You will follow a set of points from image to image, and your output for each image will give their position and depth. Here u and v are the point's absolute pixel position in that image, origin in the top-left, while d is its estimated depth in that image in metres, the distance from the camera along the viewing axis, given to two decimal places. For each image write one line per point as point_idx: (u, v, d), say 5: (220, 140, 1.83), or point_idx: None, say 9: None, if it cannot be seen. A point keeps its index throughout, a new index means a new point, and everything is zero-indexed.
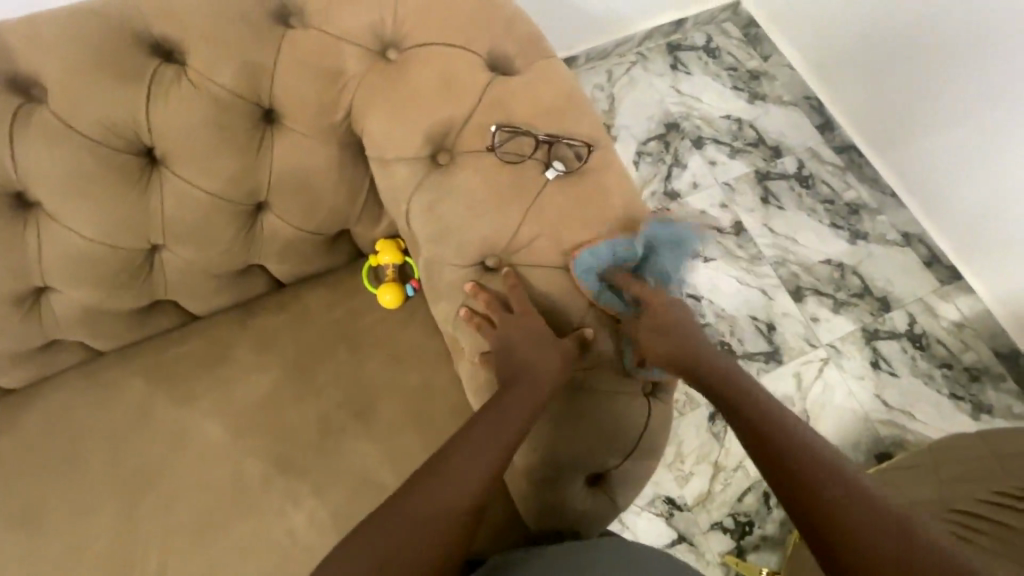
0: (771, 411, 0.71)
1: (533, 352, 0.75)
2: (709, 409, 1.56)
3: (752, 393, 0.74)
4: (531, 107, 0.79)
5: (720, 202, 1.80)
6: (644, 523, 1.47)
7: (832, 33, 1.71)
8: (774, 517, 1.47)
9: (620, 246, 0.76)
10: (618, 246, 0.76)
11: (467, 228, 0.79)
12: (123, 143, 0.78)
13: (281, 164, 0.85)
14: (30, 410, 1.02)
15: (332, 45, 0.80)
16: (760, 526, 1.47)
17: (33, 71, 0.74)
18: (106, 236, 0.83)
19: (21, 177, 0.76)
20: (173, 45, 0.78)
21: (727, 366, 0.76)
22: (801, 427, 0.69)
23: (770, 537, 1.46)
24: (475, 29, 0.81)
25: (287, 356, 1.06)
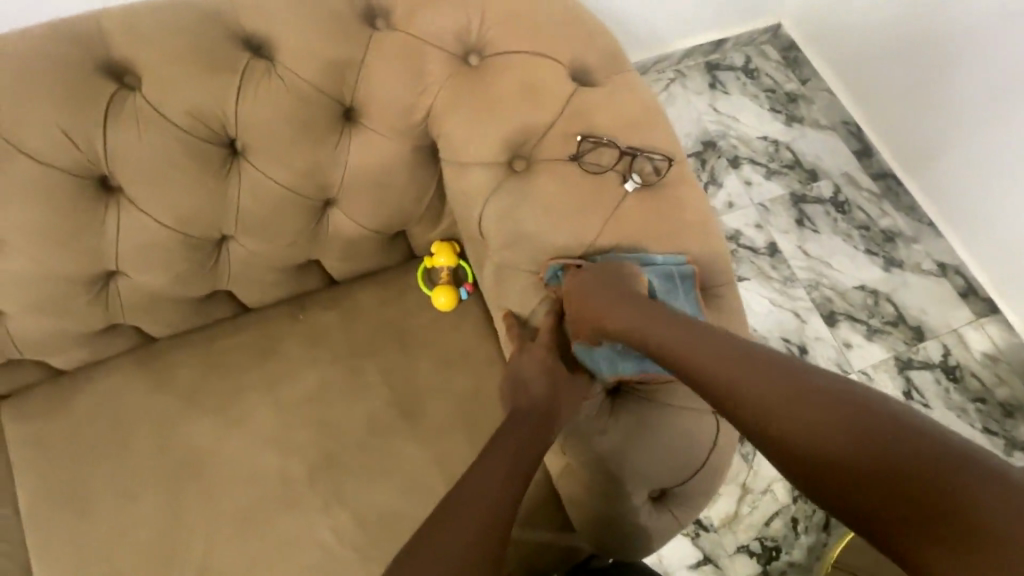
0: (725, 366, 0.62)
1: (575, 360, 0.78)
2: None
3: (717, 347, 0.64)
4: (613, 119, 0.80)
5: (755, 222, 1.80)
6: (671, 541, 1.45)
7: (870, 58, 1.73)
8: (802, 543, 1.45)
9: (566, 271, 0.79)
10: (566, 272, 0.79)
11: (543, 234, 0.80)
12: (209, 133, 0.79)
13: (356, 162, 0.86)
14: (82, 392, 1.02)
15: (419, 48, 0.81)
16: (788, 552, 1.45)
17: (134, 59, 0.75)
18: (181, 223, 0.83)
19: (109, 161, 0.77)
20: (265, 40, 0.79)
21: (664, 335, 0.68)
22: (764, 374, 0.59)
23: (798, 564, 1.44)
24: (559, 41, 0.82)
25: (339, 353, 1.06)
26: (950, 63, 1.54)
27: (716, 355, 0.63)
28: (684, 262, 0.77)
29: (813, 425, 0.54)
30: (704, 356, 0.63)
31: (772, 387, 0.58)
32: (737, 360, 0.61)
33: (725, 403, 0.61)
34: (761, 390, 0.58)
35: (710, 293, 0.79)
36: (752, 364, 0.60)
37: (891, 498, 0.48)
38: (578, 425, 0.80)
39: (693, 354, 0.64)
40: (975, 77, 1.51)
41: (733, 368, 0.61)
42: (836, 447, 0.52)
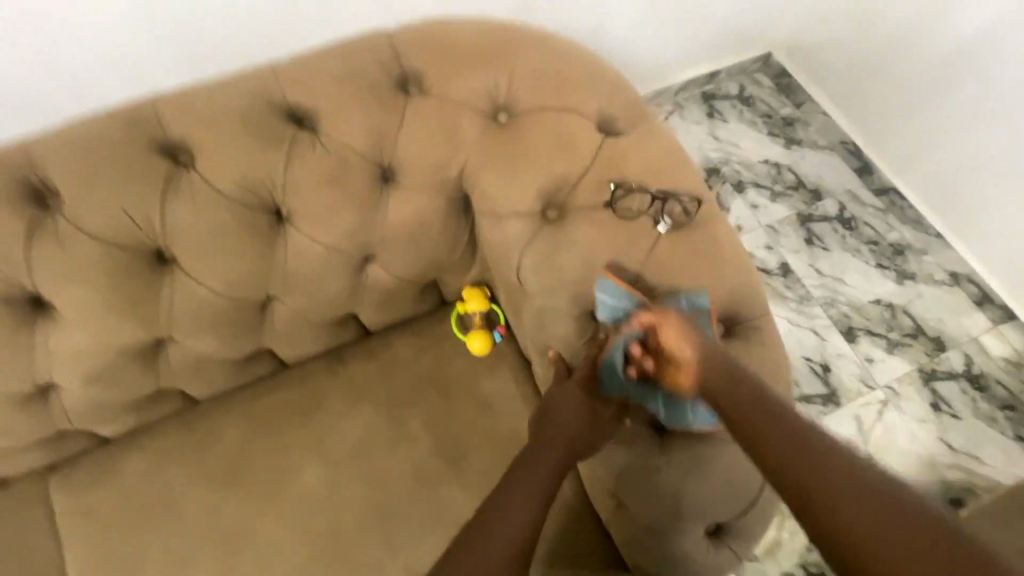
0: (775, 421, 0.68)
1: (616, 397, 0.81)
2: None
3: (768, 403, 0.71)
4: (642, 165, 0.84)
5: (766, 244, 1.83)
6: None
7: (864, 78, 1.79)
8: None
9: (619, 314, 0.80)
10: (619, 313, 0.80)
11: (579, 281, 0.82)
12: (258, 202, 0.83)
13: (395, 219, 0.90)
14: (130, 458, 1.03)
15: (453, 110, 0.86)
16: None
17: (188, 139, 0.79)
18: (232, 288, 0.86)
19: (165, 235, 0.80)
20: (307, 112, 0.83)
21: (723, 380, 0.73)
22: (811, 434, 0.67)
23: None
24: (583, 95, 0.87)
25: (380, 403, 1.07)
26: (948, 78, 1.60)
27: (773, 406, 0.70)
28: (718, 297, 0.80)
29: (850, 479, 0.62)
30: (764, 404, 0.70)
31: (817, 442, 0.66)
32: (786, 422, 0.68)
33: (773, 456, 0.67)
34: (814, 452, 0.65)
35: (748, 326, 0.82)
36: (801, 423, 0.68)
37: (912, 553, 0.56)
38: (630, 463, 0.80)
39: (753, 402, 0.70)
40: (970, 91, 1.57)
41: (787, 430, 0.67)
42: (870, 520, 0.59)
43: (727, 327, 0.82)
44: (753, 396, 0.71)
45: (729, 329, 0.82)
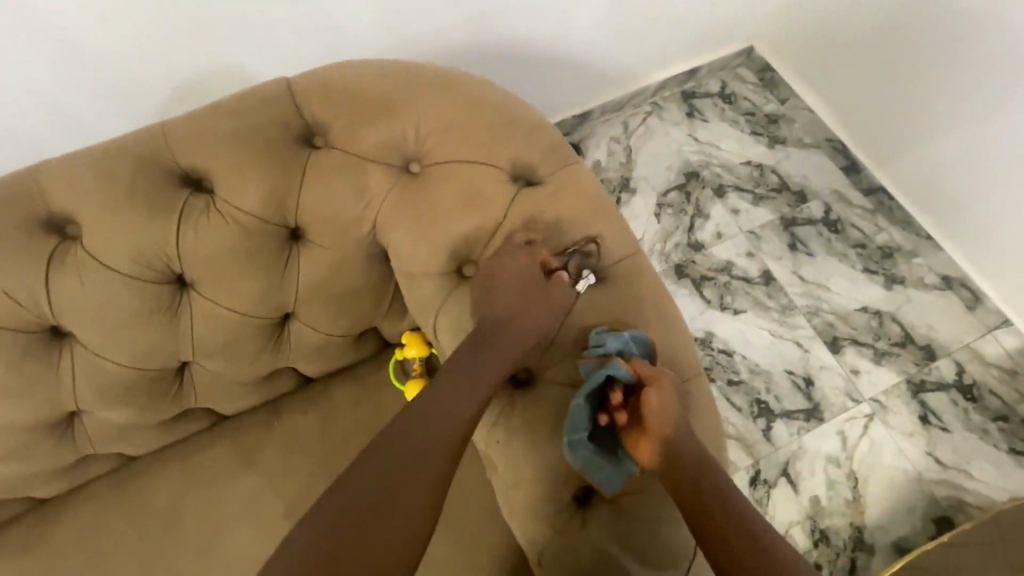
0: (711, 487, 0.68)
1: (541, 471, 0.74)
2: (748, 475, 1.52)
3: (706, 462, 0.69)
4: (561, 218, 0.78)
5: (746, 251, 1.75)
6: None
7: (848, 77, 1.71)
8: None
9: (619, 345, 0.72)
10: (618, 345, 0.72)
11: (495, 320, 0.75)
12: (154, 273, 0.79)
13: (308, 278, 0.85)
14: (61, 522, 1.00)
15: (357, 164, 0.80)
16: None
17: (76, 212, 0.76)
18: (137, 360, 0.83)
19: (56, 313, 0.77)
20: (202, 173, 0.79)
21: (690, 445, 0.69)
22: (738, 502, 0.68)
23: None
24: (498, 142, 0.81)
25: (316, 458, 1.03)
26: (930, 74, 1.52)
27: (718, 485, 0.68)
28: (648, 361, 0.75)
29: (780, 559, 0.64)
30: (706, 479, 0.68)
31: (750, 521, 0.66)
32: (719, 487, 0.68)
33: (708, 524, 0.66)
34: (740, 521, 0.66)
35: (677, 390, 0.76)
36: (737, 501, 0.68)
37: None
38: (551, 539, 0.75)
39: (700, 479, 0.68)
40: (952, 88, 1.49)
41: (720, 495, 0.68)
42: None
43: None
44: (694, 458, 0.69)
45: None
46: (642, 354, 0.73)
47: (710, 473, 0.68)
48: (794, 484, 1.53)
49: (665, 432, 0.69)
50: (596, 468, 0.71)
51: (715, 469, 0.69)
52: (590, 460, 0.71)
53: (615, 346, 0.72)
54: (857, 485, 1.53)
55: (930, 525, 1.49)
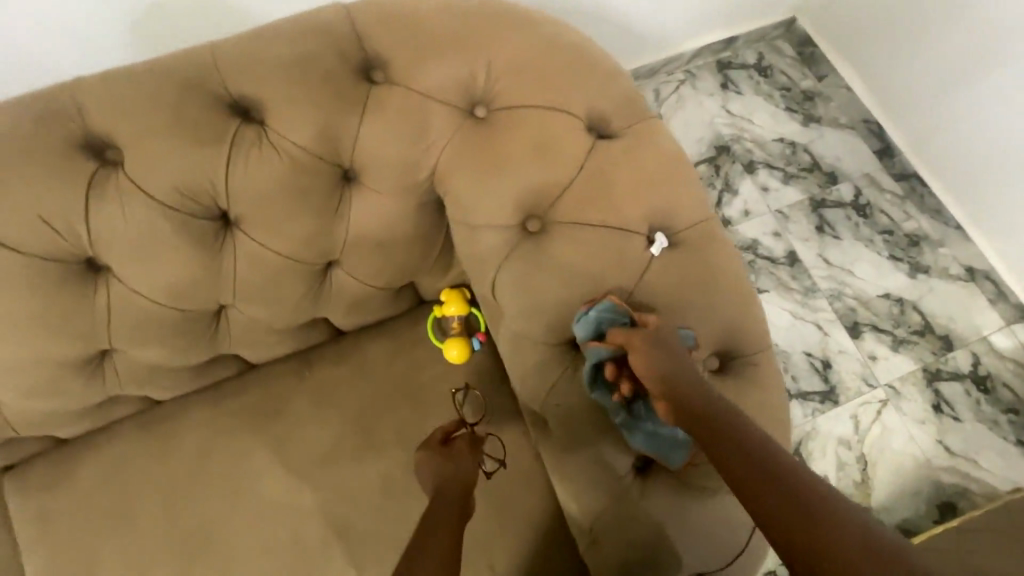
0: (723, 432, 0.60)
1: (601, 434, 0.74)
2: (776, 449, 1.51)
3: (718, 410, 0.62)
4: (635, 177, 0.74)
5: (774, 230, 1.69)
6: None
7: (887, 51, 1.62)
8: None
9: (603, 318, 0.70)
10: (603, 317, 0.70)
11: (562, 282, 0.73)
12: (200, 208, 0.74)
13: (358, 223, 0.80)
14: (85, 463, 0.97)
15: (420, 104, 0.74)
16: None
17: (117, 135, 0.70)
18: (176, 299, 0.79)
19: (93, 243, 0.72)
20: (253, 103, 0.73)
21: (698, 395, 0.64)
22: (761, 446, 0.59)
23: None
24: (572, 90, 0.75)
25: (348, 412, 0.99)
26: (972, 54, 1.44)
27: (745, 443, 0.59)
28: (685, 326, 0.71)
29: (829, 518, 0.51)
30: (727, 435, 0.60)
31: (788, 479, 0.56)
32: (736, 431, 0.60)
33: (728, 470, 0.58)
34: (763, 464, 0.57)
35: (746, 362, 0.74)
36: (771, 458, 0.58)
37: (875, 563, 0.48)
38: (608, 504, 0.74)
39: (716, 436, 0.60)
40: (995, 70, 1.41)
41: (735, 438, 0.60)
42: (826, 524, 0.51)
43: (721, 362, 0.74)
44: (701, 405, 0.62)
45: (724, 365, 0.74)
46: (614, 318, 0.70)
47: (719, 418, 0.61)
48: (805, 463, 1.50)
49: (668, 388, 0.64)
50: (652, 444, 0.69)
51: (732, 416, 0.62)
52: (641, 439, 0.70)
53: (591, 326, 0.70)
54: (867, 467, 1.49)
55: (934, 510, 1.46)
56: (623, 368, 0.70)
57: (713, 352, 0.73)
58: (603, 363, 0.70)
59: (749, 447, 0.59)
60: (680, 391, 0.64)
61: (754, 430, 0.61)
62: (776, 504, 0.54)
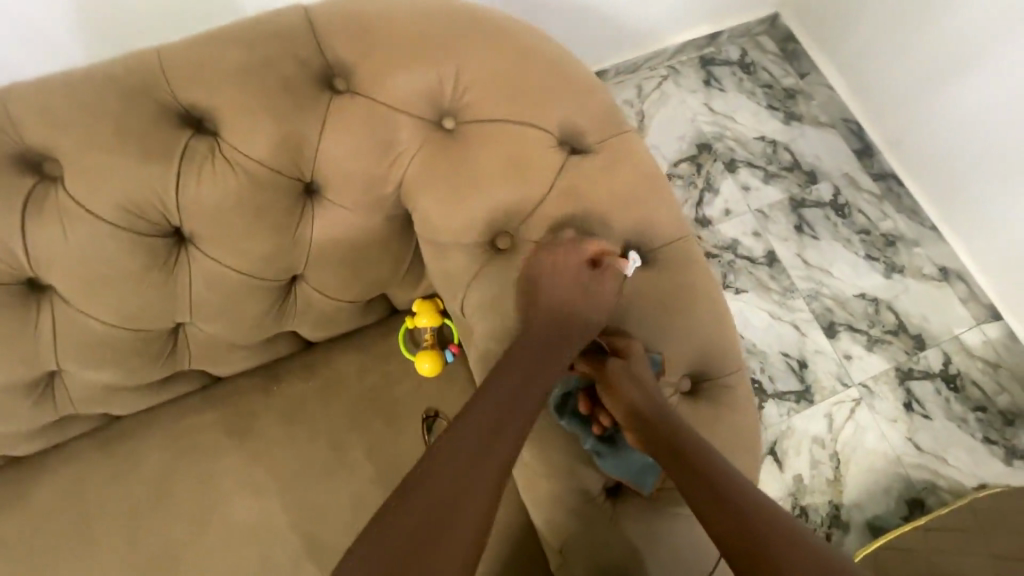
0: (691, 453, 0.62)
1: (572, 458, 0.72)
2: (768, 437, 1.52)
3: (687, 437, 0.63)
4: (610, 195, 0.72)
5: (754, 230, 1.68)
6: None
7: (867, 51, 1.61)
8: (846, 539, 1.46)
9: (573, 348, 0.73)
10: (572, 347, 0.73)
11: (533, 300, 0.71)
12: (150, 225, 0.70)
13: (321, 238, 0.76)
14: (41, 482, 0.93)
15: (384, 115, 0.71)
16: (840, 538, 1.46)
17: (55, 149, 0.66)
18: (128, 320, 0.75)
19: (33, 264, 0.68)
20: (205, 113, 0.69)
21: (664, 421, 0.64)
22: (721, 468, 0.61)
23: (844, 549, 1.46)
24: (546, 102, 0.73)
25: (317, 426, 0.96)
26: (947, 56, 1.43)
27: (711, 471, 0.60)
28: (655, 350, 0.71)
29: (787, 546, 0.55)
30: (690, 459, 0.61)
31: (754, 512, 0.57)
32: (701, 455, 0.61)
33: (690, 486, 0.60)
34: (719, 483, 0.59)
35: (719, 384, 0.72)
36: (727, 475, 0.60)
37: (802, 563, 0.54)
38: (578, 529, 0.72)
39: (677, 458, 0.62)
40: (969, 73, 1.41)
41: (697, 458, 0.61)
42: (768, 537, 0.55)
43: (693, 384, 0.73)
44: (668, 433, 0.63)
45: (695, 387, 0.73)
46: (582, 351, 0.73)
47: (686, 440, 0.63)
48: (779, 462, 1.51)
49: (633, 414, 0.65)
50: (622, 470, 0.68)
51: (694, 437, 0.63)
52: (611, 463, 0.69)
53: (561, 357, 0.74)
54: (839, 466, 1.50)
55: (903, 506, 1.48)
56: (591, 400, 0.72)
57: (685, 373, 0.72)
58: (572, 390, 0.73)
59: (708, 467, 0.60)
60: (645, 416, 0.65)
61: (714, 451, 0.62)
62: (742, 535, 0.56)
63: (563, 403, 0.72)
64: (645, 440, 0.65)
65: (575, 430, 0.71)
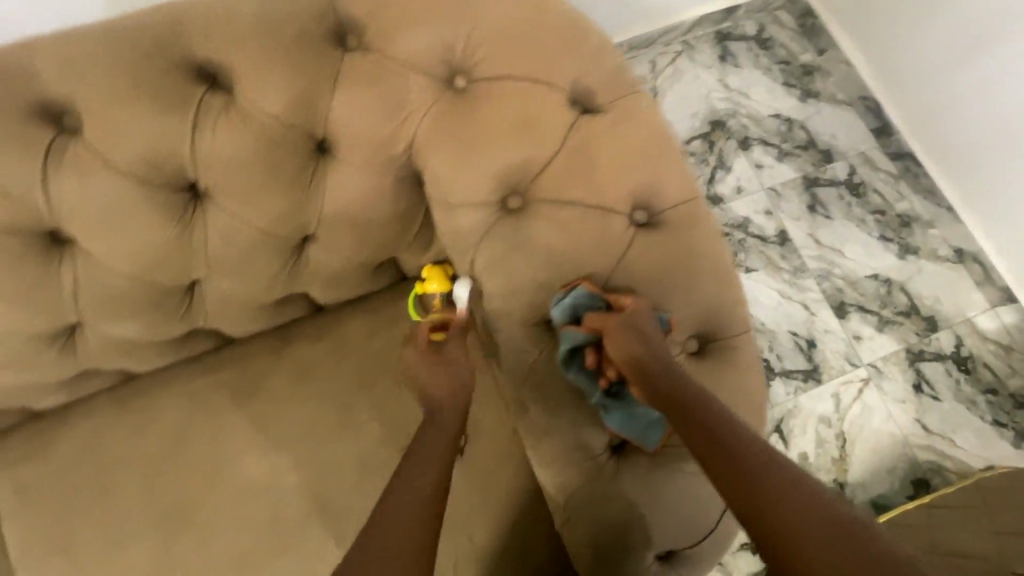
0: (701, 407, 0.62)
1: (578, 415, 0.73)
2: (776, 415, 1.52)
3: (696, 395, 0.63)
4: (621, 155, 0.72)
5: (765, 209, 1.65)
6: (745, 565, 1.23)
7: (886, 26, 1.58)
8: None
9: (582, 302, 0.69)
10: (580, 302, 0.69)
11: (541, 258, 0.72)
12: (167, 179, 0.71)
13: (332, 197, 0.77)
14: (61, 436, 0.95)
15: (396, 73, 0.71)
16: None
17: (75, 101, 0.67)
18: (146, 274, 0.77)
19: (54, 215, 0.70)
20: (219, 68, 0.70)
21: (673, 379, 0.64)
22: (728, 422, 0.61)
23: None
24: (558, 62, 0.72)
25: (328, 387, 0.98)
26: (970, 30, 1.41)
27: (715, 424, 0.60)
28: (664, 310, 0.70)
29: (808, 515, 0.52)
30: (691, 411, 0.62)
31: (768, 476, 0.56)
32: (708, 412, 0.61)
33: (697, 438, 0.60)
34: (727, 439, 0.59)
35: (725, 346, 0.73)
36: (731, 428, 0.60)
37: (812, 513, 0.52)
38: (582, 485, 0.73)
39: (682, 412, 0.62)
40: (993, 47, 1.38)
41: (704, 411, 0.61)
42: (774, 485, 0.55)
43: (700, 345, 0.74)
44: (675, 389, 0.63)
45: (703, 348, 0.74)
46: (589, 303, 0.69)
47: (694, 393, 0.63)
48: (785, 440, 1.50)
49: (639, 371, 0.65)
50: (629, 427, 0.70)
51: (699, 390, 0.64)
52: (617, 419, 0.70)
53: (567, 313, 0.70)
54: (846, 445, 1.50)
55: (909, 486, 1.48)
56: (598, 351, 0.71)
57: (692, 334, 0.73)
58: (579, 346, 0.70)
59: (714, 419, 0.61)
60: (654, 374, 0.65)
61: (718, 405, 0.63)
62: (758, 502, 0.54)
63: (570, 356, 0.72)
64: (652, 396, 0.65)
65: (582, 383, 0.72)
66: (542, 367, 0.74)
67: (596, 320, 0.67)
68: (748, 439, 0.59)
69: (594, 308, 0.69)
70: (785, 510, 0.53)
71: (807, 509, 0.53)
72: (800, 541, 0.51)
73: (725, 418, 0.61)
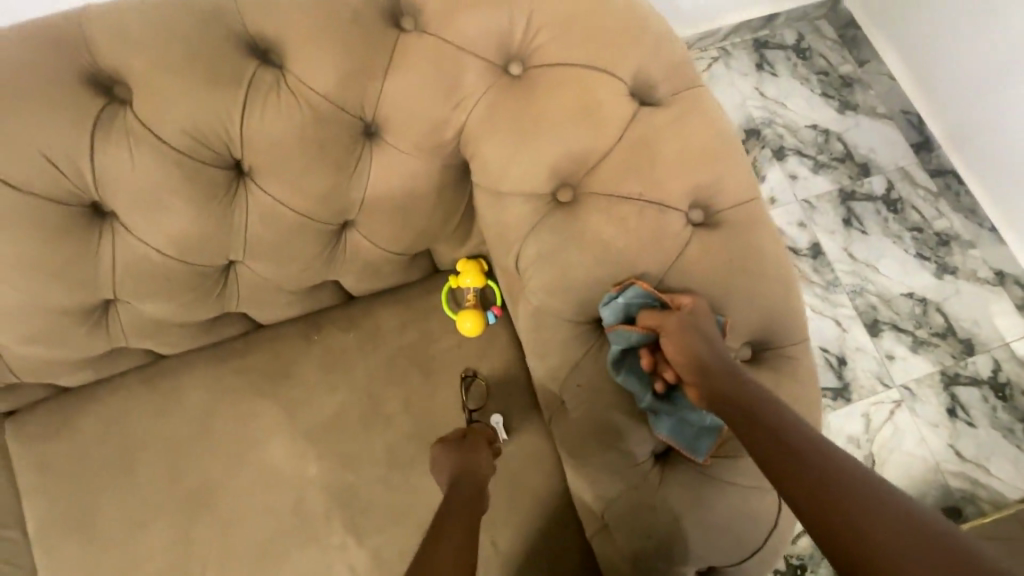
0: (762, 409, 0.59)
1: (624, 419, 0.70)
2: None
3: (758, 397, 0.60)
4: (680, 150, 0.69)
5: (798, 221, 1.59)
6: None
7: (933, 33, 1.50)
8: None
9: (636, 302, 0.67)
10: (635, 301, 0.67)
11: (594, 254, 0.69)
12: (212, 155, 0.70)
13: (377, 181, 0.75)
14: (86, 414, 0.94)
15: (450, 55, 0.69)
16: None
17: (126, 71, 0.66)
18: (184, 252, 0.75)
19: (98, 186, 0.69)
20: (273, 44, 0.68)
21: (735, 383, 0.61)
22: (791, 423, 0.57)
23: None
24: (619, 51, 0.70)
25: (356, 378, 0.96)
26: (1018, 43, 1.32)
27: (777, 426, 0.57)
28: (721, 313, 0.68)
29: (887, 522, 0.47)
30: (750, 414, 0.59)
31: (836, 479, 0.51)
32: (770, 416, 0.58)
33: (759, 440, 0.57)
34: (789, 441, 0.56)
35: (781, 354, 0.70)
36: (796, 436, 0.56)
37: (882, 514, 0.48)
38: (624, 492, 0.70)
39: (743, 415, 0.59)
40: None
41: (766, 413, 0.58)
42: (840, 483, 0.51)
43: (753, 352, 0.71)
44: (737, 392, 0.61)
45: (757, 355, 0.71)
46: (644, 302, 0.67)
47: (756, 396, 0.60)
48: None
49: (700, 373, 0.63)
50: (681, 433, 0.67)
51: (761, 394, 0.61)
52: (669, 425, 0.67)
53: (620, 313, 0.68)
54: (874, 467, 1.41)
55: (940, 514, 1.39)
56: (653, 352, 0.68)
57: (746, 342, 0.70)
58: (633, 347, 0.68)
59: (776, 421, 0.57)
60: (715, 377, 0.62)
61: (782, 408, 0.59)
62: (831, 509, 0.49)
63: (621, 356, 0.69)
64: (711, 400, 0.62)
65: (633, 387, 0.68)
66: (588, 367, 0.72)
67: (652, 319, 0.66)
68: (812, 440, 0.56)
69: (648, 308, 0.67)
70: (864, 519, 0.48)
71: (877, 509, 0.48)
72: (864, 541, 0.47)
73: (788, 423, 0.58)
